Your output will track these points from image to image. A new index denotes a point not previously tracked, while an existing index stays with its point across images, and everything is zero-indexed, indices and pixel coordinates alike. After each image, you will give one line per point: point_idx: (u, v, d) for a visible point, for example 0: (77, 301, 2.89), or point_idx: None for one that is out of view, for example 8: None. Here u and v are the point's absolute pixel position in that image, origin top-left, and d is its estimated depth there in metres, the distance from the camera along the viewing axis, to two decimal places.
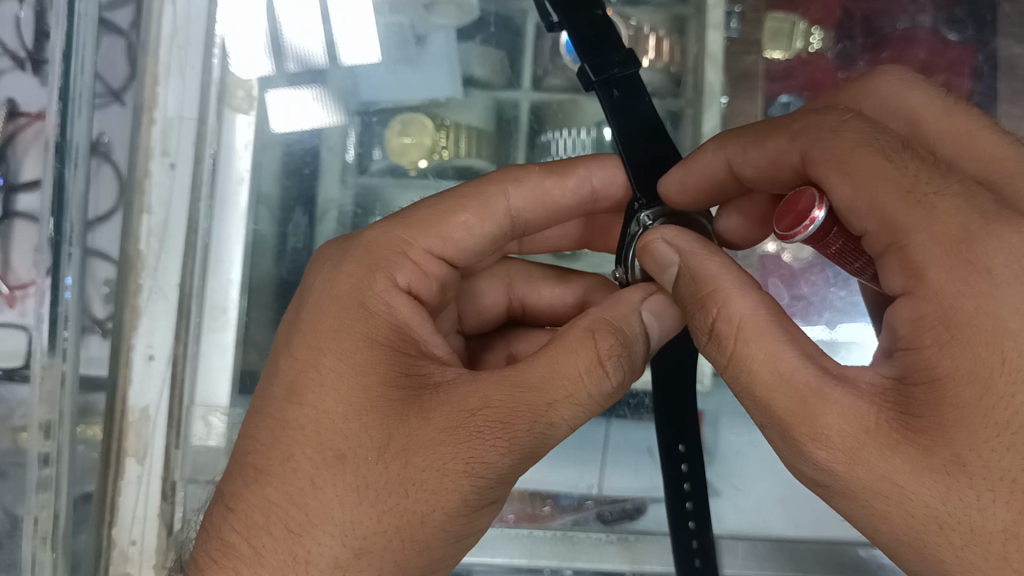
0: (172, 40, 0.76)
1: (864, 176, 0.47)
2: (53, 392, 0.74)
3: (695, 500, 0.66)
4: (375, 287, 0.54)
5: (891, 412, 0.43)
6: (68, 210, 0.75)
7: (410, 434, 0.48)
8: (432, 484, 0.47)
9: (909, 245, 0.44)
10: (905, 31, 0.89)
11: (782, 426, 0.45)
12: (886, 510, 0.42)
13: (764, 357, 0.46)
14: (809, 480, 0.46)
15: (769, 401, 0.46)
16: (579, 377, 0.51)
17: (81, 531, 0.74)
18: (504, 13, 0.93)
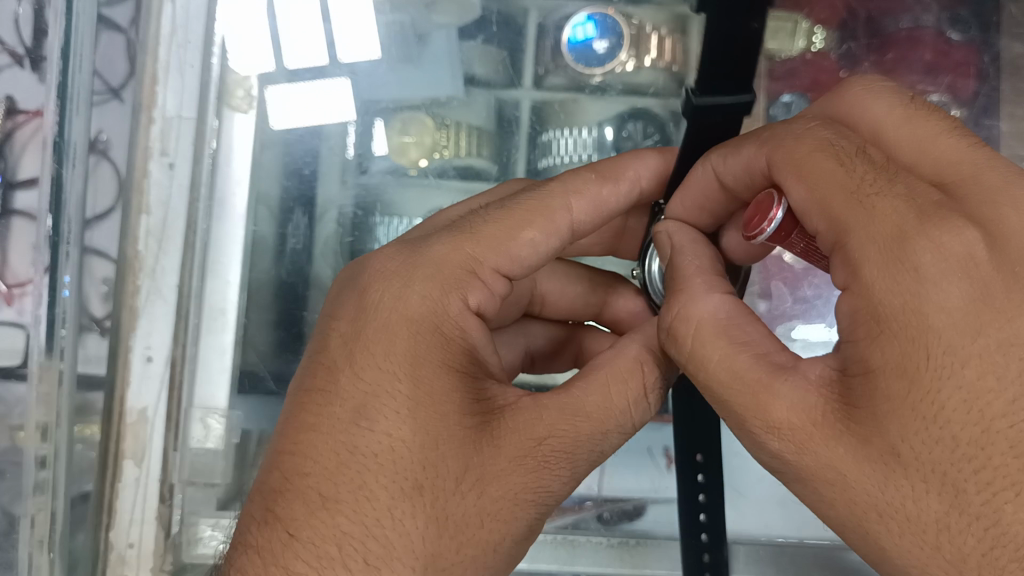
0: (172, 38, 0.75)
1: (817, 178, 0.47)
2: (48, 394, 0.73)
3: (708, 494, 0.67)
4: (449, 310, 0.53)
5: (835, 402, 0.45)
6: (66, 208, 0.74)
7: (487, 464, 0.49)
8: (505, 513, 0.50)
9: (850, 243, 0.45)
10: (911, 32, 0.89)
11: (739, 418, 0.48)
12: (833, 498, 0.44)
13: (720, 357, 0.49)
14: (772, 469, 0.49)
15: (727, 396, 0.48)
16: (626, 405, 0.54)
17: (78, 531, 0.73)
18: (506, 12, 0.92)
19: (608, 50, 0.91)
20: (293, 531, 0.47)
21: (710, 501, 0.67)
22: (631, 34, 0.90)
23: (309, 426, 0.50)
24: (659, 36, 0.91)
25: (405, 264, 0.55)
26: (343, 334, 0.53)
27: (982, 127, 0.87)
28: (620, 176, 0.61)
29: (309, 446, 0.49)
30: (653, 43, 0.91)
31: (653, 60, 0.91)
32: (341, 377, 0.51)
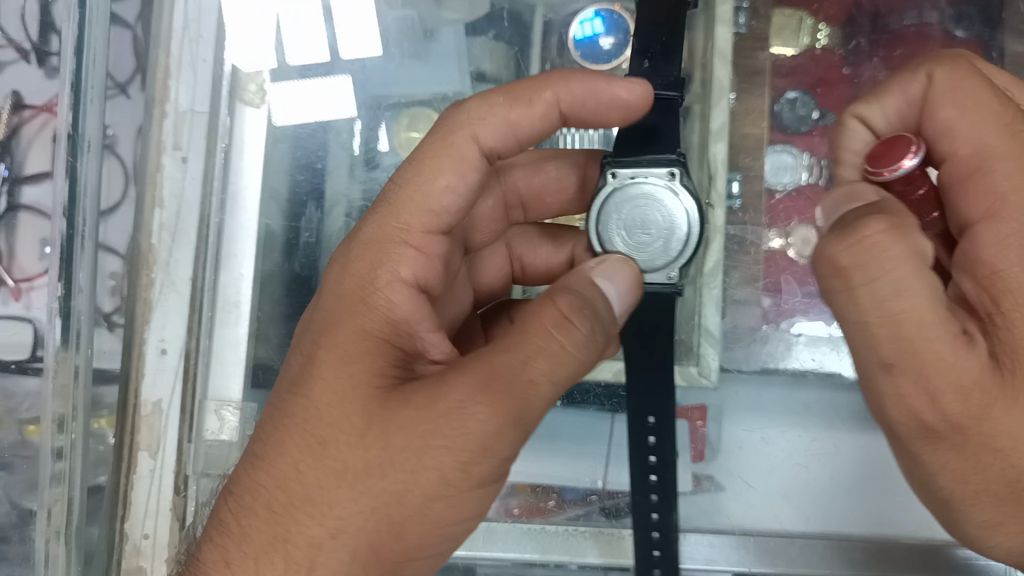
0: (184, 33, 0.78)
1: (972, 105, 0.52)
2: (65, 386, 0.73)
3: (661, 492, 0.67)
4: (378, 281, 0.55)
5: (982, 347, 0.48)
6: (80, 202, 0.74)
7: (388, 417, 0.48)
8: (411, 463, 0.47)
9: (992, 172, 0.50)
10: (918, 28, 0.90)
11: (890, 366, 0.48)
12: (978, 441, 0.49)
13: (914, 310, 0.45)
14: (891, 412, 0.51)
15: (882, 349, 0.47)
16: (558, 354, 0.48)
17: (93, 522, 0.74)
18: (515, 9, 0.91)
19: (614, 47, 0.88)
20: (238, 503, 0.52)
21: (661, 482, 0.67)
22: None
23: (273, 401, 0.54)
24: None
25: (346, 247, 0.57)
26: (309, 316, 0.57)
27: None
28: (536, 100, 0.59)
29: (268, 424, 0.53)
30: None
31: None
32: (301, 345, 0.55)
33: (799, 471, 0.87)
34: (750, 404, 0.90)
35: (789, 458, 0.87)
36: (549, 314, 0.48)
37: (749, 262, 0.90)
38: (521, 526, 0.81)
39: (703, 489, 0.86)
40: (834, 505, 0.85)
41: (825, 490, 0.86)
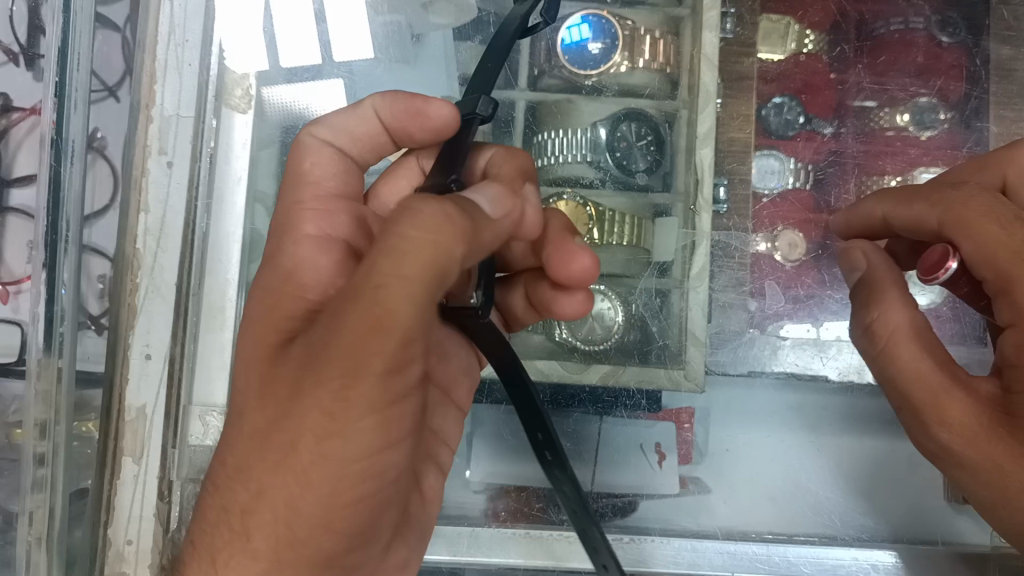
0: (169, 37, 0.78)
1: (980, 227, 0.58)
2: (47, 391, 0.73)
3: (552, 454, 0.61)
4: (287, 251, 0.60)
5: (1001, 413, 0.57)
6: (64, 206, 0.74)
7: (280, 380, 0.51)
8: (296, 420, 0.49)
9: (1017, 292, 0.56)
10: (902, 33, 0.90)
11: (913, 409, 0.62)
12: (988, 483, 0.58)
13: (909, 361, 0.62)
14: (929, 448, 0.63)
15: (908, 390, 0.62)
16: (388, 270, 0.43)
17: (76, 528, 0.73)
18: (503, 13, 0.91)
19: (603, 51, 0.90)
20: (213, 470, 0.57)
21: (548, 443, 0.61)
22: (626, 34, 0.90)
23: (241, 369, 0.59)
24: (652, 37, 0.92)
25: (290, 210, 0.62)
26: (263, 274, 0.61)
27: (972, 129, 0.89)
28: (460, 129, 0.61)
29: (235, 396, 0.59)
30: (647, 44, 0.91)
31: (648, 61, 0.91)
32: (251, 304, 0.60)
33: (784, 475, 0.88)
34: (739, 407, 0.92)
35: (773, 462, 0.89)
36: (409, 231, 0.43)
37: (734, 267, 0.89)
38: (507, 531, 0.81)
39: (689, 492, 0.87)
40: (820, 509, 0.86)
41: (810, 495, 0.87)
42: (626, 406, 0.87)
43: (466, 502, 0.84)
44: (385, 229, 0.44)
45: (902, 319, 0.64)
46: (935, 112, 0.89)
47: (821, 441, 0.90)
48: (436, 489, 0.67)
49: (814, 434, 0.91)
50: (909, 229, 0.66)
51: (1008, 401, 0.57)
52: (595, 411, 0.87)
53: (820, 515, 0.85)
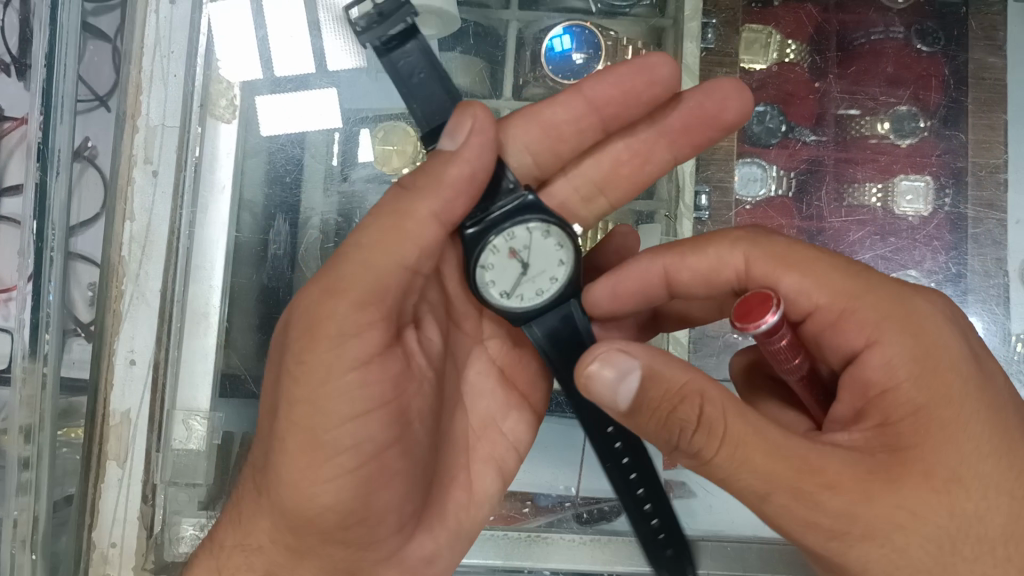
0: (155, 48, 0.79)
1: (821, 273, 0.60)
2: (32, 397, 0.74)
3: (632, 454, 0.66)
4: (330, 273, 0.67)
5: (890, 456, 0.52)
6: (51, 215, 0.75)
7: (271, 390, 0.59)
8: (276, 418, 0.57)
9: (857, 312, 0.58)
10: (875, 44, 0.91)
11: (795, 493, 0.50)
12: (891, 546, 0.50)
13: (754, 434, 0.50)
14: (823, 541, 0.51)
15: (771, 472, 0.50)
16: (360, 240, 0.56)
17: (61, 534, 0.74)
18: (483, 25, 0.92)
19: (585, 62, 0.90)
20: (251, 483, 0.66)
21: (631, 453, 0.66)
22: (609, 44, 0.92)
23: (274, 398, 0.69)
24: (635, 48, 0.93)
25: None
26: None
27: (944, 138, 0.91)
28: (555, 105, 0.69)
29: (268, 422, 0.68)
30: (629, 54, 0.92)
31: None
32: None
33: None
34: None
35: None
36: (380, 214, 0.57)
37: None
38: (487, 533, 0.82)
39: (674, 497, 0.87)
40: None
41: None
42: None
43: None
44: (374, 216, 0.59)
45: (748, 435, 0.50)
46: (915, 121, 0.90)
47: None
48: (490, 491, 0.71)
49: None
50: (727, 489, 0.52)
51: (891, 436, 0.53)
52: (579, 416, 0.88)
53: None
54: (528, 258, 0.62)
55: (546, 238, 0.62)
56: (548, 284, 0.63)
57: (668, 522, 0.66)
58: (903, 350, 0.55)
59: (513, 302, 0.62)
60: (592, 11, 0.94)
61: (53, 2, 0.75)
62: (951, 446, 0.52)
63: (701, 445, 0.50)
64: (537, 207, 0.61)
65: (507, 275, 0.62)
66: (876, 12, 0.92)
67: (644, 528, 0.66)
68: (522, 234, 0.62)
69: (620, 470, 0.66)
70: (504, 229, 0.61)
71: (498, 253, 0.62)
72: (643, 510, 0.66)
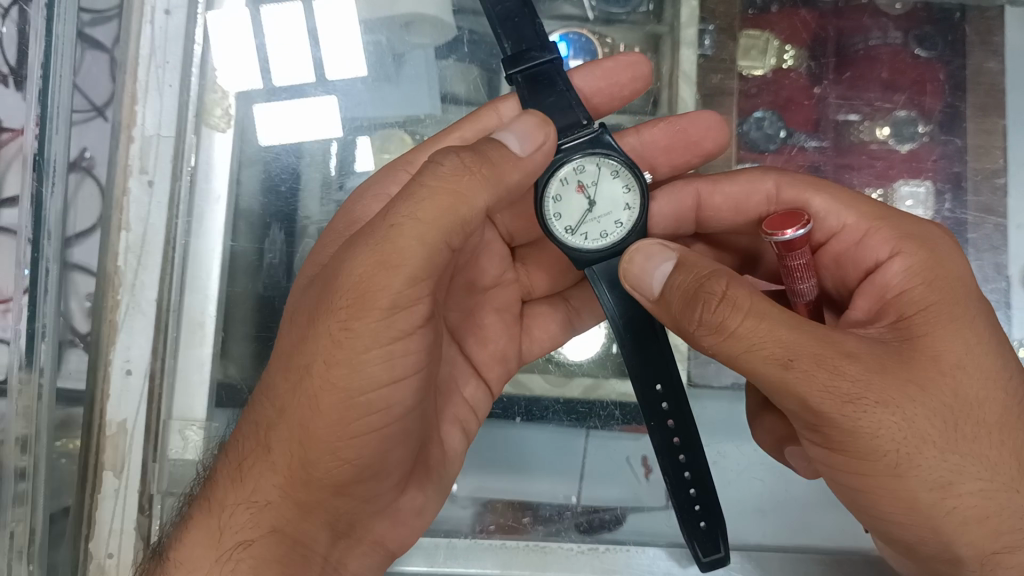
0: (151, 59, 0.80)
1: (846, 197, 0.63)
2: (28, 408, 0.74)
3: (683, 434, 0.64)
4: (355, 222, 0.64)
5: (897, 361, 0.52)
6: (46, 224, 0.76)
7: (298, 337, 0.55)
8: (308, 368, 0.53)
9: (875, 228, 0.61)
10: (870, 49, 0.92)
11: (795, 376, 0.50)
12: (884, 440, 0.50)
13: (774, 314, 0.50)
14: (819, 420, 0.51)
15: (783, 350, 0.50)
16: (410, 207, 0.51)
17: (58, 546, 0.74)
18: (481, 31, 0.91)
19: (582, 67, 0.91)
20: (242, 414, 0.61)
21: (676, 409, 0.63)
22: (605, 51, 0.93)
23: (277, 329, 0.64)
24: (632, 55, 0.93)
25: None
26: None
27: (940, 142, 0.90)
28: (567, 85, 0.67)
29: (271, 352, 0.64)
30: None
31: None
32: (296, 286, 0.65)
33: (770, 486, 0.88)
34: (724, 419, 0.91)
35: (754, 470, 0.89)
36: (425, 175, 0.52)
37: None
38: (484, 542, 0.81)
39: None
40: (798, 520, 0.86)
41: (789, 501, 0.87)
42: (602, 415, 0.87)
43: (453, 516, 0.85)
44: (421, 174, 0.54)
45: (772, 310, 0.50)
46: (914, 126, 0.91)
47: None
48: (457, 449, 0.71)
49: None
50: (744, 364, 0.51)
51: (904, 330, 0.54)
52: (580, 425, 0.87)
53: (803, 528, 0.85)
54: (594, 194, 0.61)
55: (615, 178, 0.61)
56: (613, 228, 0.61)
57: (707, 493, 0.65)
58: (915, 260, 0.57)
59: (577, 241, 0.61)
60: (590, 18, 0.93)
61: (48, 13, 0.75)
62: (957, 332, 0.53)
63: (724, 316, 0.50)
64: (602, 143, 0.60)
65: (574, 211, 0.61)
66: (870, 17, 0.92)
67: (684, 509, 0.65)
68: (591, 170, 0.61)
69: (665, 433, 0.64)
70: (574, 162, 0.60)
71: (566, 187, 0.61)
72: (682, 477, 0.64)
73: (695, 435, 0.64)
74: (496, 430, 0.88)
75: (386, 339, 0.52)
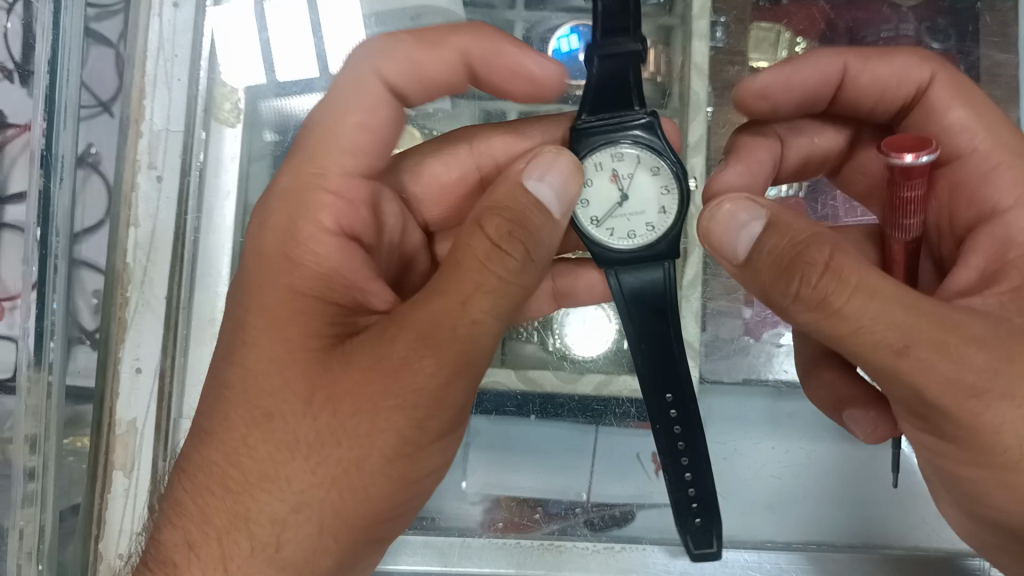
0: (159, 52, 0.79)
1: (993, 125, 0.64)
2: (37, 406, 0.73)
3: (688, 441, 0.63)
4: (302, 235, 0.56)
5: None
6: (54, 221, 0.75)
7: (334, 390, 0.50)
8: (365, 437, 0.50)
9: None
10: (888, 41, 0.91)
11: (911, 368, 0.48)
12: (1002, 431, 0.49)
13: (888, 295, 0.47)
14: (930, 406, 0.50)
15: (901, 337, 0.47)
16: (491, 305, 0.49)
17: (67, 544, 0.74)
18: (491, 25, 0.91)
19: None
20: (187, 465, 0.54)
21: (683, 419, 0.63)
22: None
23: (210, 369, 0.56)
24: None
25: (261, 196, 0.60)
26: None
27: None
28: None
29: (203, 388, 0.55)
30: None
31: None
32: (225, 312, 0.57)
33: (784, 482, 0.87)
34: (734, 416, 0.90)
35: (770, 467, 0.88)
36: (495, 271, 0.49)
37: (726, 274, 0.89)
38: (498, 540, 0.81)
39: None
40: (812, 517, 0.86)
41: (803, 499, 0.86)
42: (617, 413, 0.86)
43: (462, 513, 0.84)
44: (458, 250, 0.50)
45: (894, 294, 0.47)
46: None
47: (814, 449, 0.88)
48: None
49: (809, 441, 0.88)
50: (848, 344, 0.48)
51: None
52: (590, 421, 0.86)
53: (818, 527, 0.85)
54: (626, 188, 0.61)
55: (652, 176, 0.61)
56: (641, 228, 0.62)
57: (706, 501, 0.64)
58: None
59: (603, 233, 0.62)
60: None
61: (55, 7, 0.74)
62: None
63: (829, 290, 0.47)
64: (649, 133, 0.59)
65: (603, 204, 0.62)
66: (888, 8, 0.91)
67: (683, 515, 0.64)
68: (627, 163, 0.61)
69: (670, 438, 0.63)
70: (612, 151, 0.60)
71: (599, 174, 0.61)
72: (685, 482, 0.63)
73: (700, 443, 0.63)
74: (507, 424, 0.87)
75: (452, 418, 0.52)
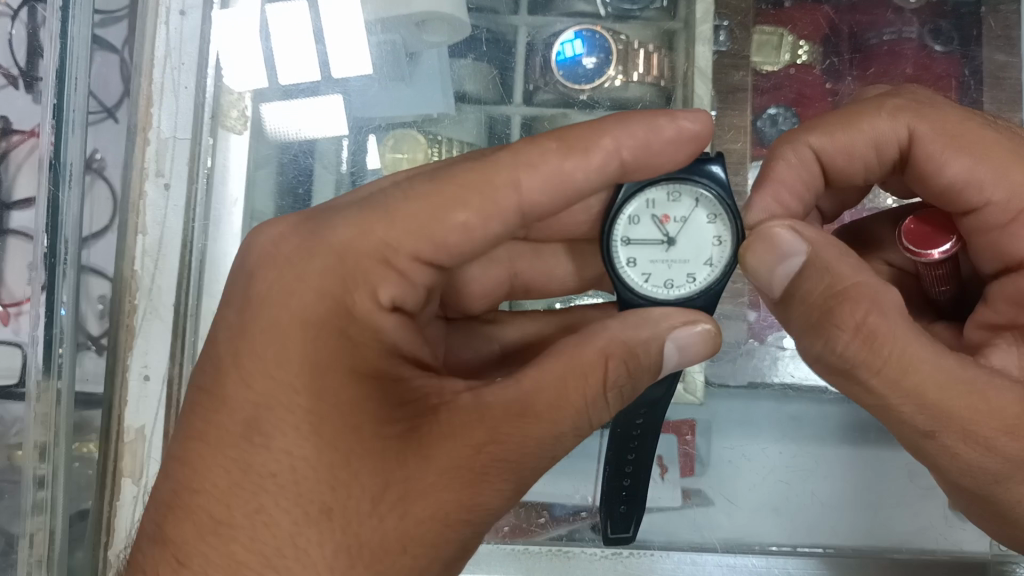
0: (166, 60, 0.80)
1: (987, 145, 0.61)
2: (47, 414, 0.74)
3: (644, 427, 0.64)
4: (357, 309, 0.48)
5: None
6: (63, 230, 0.75)
7: (410, 478, 0.47)
8: (433, 537, 0.47)
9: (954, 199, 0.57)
10: (891, 44, 0.90)
11: (931, 412, 0.49)
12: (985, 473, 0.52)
13: (898, 355, 0.48)
14: (926, 451, 0.52)
15: (937, 400, 0.49)
16: (584, 405, 0.49)
17: (77, 549, 0.75)
18: (495, 30, 0.92)
19: (596, 66, 0.88)
20: (184, 558, 0.47)
21: (649, 420, 0.63)
22: (619, 47, 0.89)
23: (198, 435, 0.49)
24: (646, 51, 0.89)
25: (301, 248, 0.50)
26: (232, 346, 0.49)
27: None
28: (593, 148, 0.51)
29: (202, 467, 0.48)
30: (641, 58, 0.89)
31: (642, 73, 0.88)
32: (229, 380, 0.48)
33: (790, 480, 0.87)
34: (740, 417, 0.90)
35: (779, 467, 0.88)
36: (595, 373, 0.49)
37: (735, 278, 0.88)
38: (507, 546, 0.82)
39: (691, 505, 0.86)
40: (820, 517, 0.86)
41: (811, 501, 0.87)
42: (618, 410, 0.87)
43: None
44: (558, 350, 0.49)
45: (933, 367, 0.48)
46: None
47: (819, 452, 0.88)
48: None
49: (815, 445, 0.89)
50: (884, 411, 0.51)
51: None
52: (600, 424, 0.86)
53: (829, 531, 0.85)
54: (676, 232, 0.58)
55: (708, 223, 0.58)
56: (681, 279, 0.58)
57: (640, 463, 0.66)
58: (821, 282, 0.49)
59: (636, 277, 0.58)
60: (603, 15, 0.92)
61: (63, 15, 0.75)
62: None
63: (862, 361, 0.48)
64: (718, 189, 0.57)
65: (644, 246, 0.58)
66: (892, 12, 0.91)
67: (613, 481, 0.67)
68: (684, 205, 0.58)
69: (629, 419, 0.63)
70: (670, 189, 0.57)
71: (649, 212, 0.58)
72: (627, 447, 0.65)
73: (654, 427, 0.64)
74: None
75: (514, 502, 0.50)
